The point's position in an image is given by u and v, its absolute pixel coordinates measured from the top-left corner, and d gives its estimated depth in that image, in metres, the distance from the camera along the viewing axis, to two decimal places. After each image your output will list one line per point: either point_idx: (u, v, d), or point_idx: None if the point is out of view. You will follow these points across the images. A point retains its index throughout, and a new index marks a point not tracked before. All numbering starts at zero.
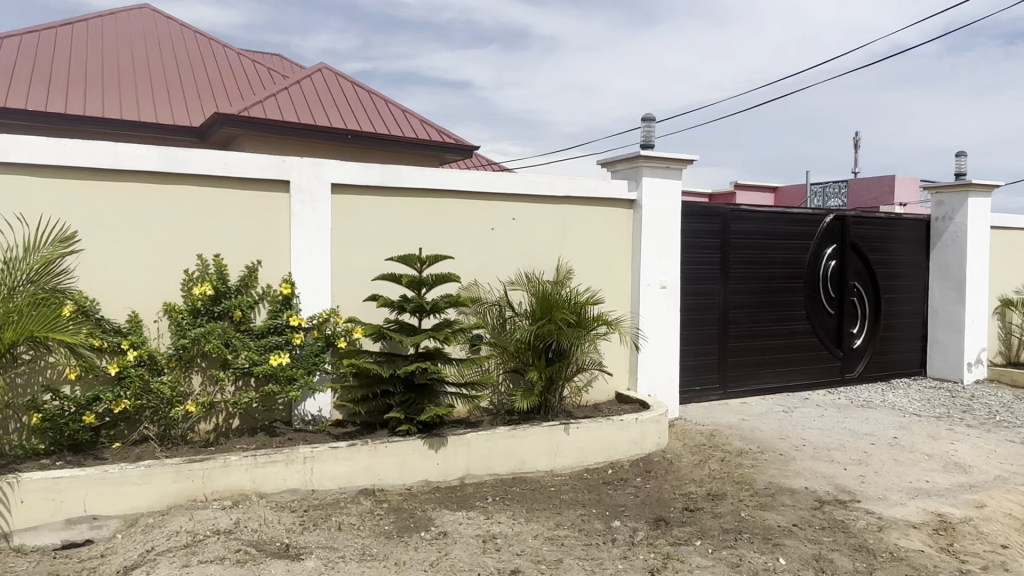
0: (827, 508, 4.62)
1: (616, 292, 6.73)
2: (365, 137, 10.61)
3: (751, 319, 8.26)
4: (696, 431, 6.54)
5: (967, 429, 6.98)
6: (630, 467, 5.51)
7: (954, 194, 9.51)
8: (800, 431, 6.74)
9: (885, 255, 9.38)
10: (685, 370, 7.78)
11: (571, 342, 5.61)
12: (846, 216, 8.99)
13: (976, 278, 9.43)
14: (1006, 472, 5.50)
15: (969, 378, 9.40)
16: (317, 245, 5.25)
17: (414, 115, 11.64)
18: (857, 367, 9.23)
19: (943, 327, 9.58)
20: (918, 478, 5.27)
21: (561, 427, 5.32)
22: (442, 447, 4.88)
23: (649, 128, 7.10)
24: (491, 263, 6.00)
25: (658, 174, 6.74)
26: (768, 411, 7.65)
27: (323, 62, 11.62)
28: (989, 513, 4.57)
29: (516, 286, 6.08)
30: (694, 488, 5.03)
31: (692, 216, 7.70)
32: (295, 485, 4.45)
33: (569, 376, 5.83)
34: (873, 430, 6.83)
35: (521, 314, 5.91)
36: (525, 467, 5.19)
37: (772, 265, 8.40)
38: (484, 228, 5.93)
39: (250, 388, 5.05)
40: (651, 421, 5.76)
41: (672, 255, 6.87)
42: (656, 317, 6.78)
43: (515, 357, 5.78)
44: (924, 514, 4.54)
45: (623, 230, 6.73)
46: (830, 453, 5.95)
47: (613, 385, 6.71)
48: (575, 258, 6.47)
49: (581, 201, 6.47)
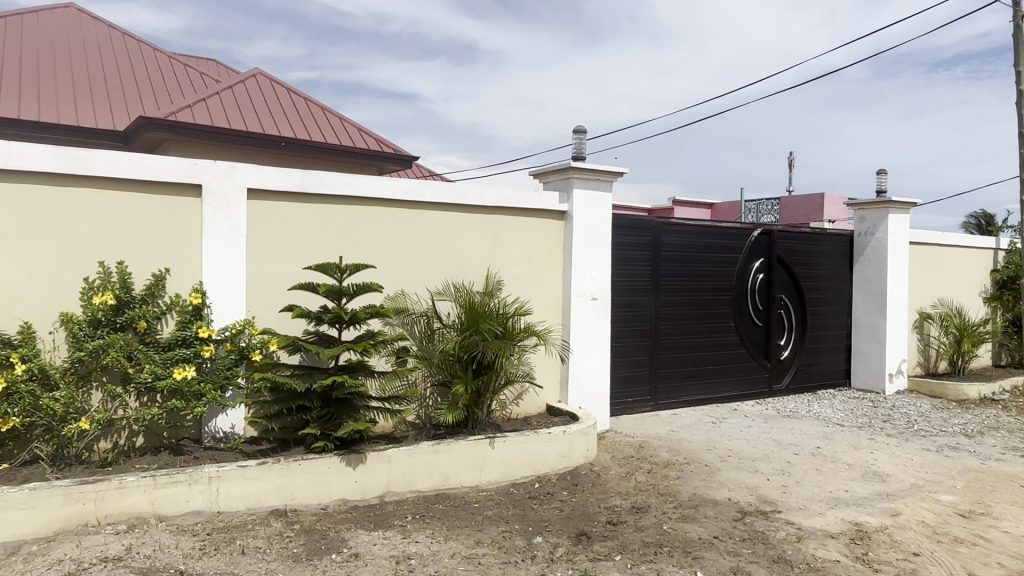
0: (748, 520, 4.62)
1: (547, 304, 6.66)
2: (298, 144, 10.35)
3: (682, 331, 8.33)
4: (625, 443, 6.52)
5: (886, 438, 7.16)
6: (558, 481, 5.42)
7: (875, 210, 9.85)
8: (726, 442, 6.79)
9: (810, 269, 9.63)
10: (617, 382, 7.78)
11: (496, 354, 5.48)
12: (773, 230, 9.20)
13: (896, 291, 9.76)
14: (921, 480, 5.65)
15: (891, 388, 9.70)
16: (231, 252, 5.00)
17: (351, 124, 11.42)
18: (784, 378, 9.42)
19: (866, 338, 9.88)
20: (838, 488, 5.35)
21: (486, 441, 5.19)
22: (360, 464, 4.68)
23: (580, 140, 7.09)
24: (418, 273, 5.84)
25: (589, 185, 6.73)
26: (697, 423, 7.70)
27: (258, 68, 11.30)
28: (903, 521, 4.64)
29: (443, 296, 5.92)
30: (619, 501, 4.98)
31: (624, 229, 7.73)
32: (199, 507, 4.19)
33: (497, 389, 5.72)
34: (797, 440, 6.94)
35: (449, 325, 5.76)
36: (450, 483, 5.02)
37: (702, 278, 8.50)
38: (411, 236, 5.77)
39: (155, 403, 4.76)
40: (579, 433, 5.69)
41: (603, 267, 6.86)
42: (587, 329, 6.75)
43: (441, 370, 5.61)
44: (842, 523, 4.59)
45: (554, 240, 6.69)
46: (754, 464, 5.99)
47: (543, 398, 6.63)
48: (505, 269, 6.37)
49: (511, 211, 6.39)
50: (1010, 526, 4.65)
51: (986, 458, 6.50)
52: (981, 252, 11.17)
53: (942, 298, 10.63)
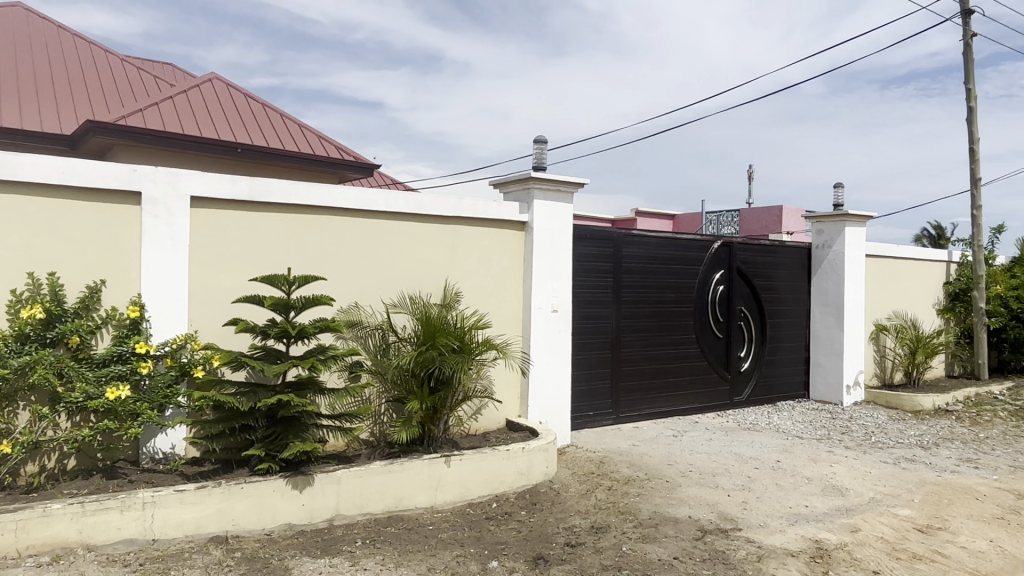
0: (709, 539, 4.53)
1: (506, 317, 6.52)
2: (254, 151, 10.06)
3: (643, 344, 8.27)
4: (586, 459, 6.40)
5: (845, 451, 7.18)
6: (516, 499, 5.27)
7: (833, 223, 9.96)
8: (687, 456, 6.73)
9: (769, 281, 9.69)
10: (578, 396, 7.66)
11: (453, 369, 5.31)
12: (733, 242, 9.23)
13: (853, 303, 9.86)
14: (879, 494, 5.64)
15: (848, 399, 9.78)
16: (172, 263, 4.75)
17: (310, 130, 11.17)
18: (744, 390, 9.43)
19: (824, 350, 9.95)
20: (798, 503, 5.30)
21: (441, 459, 5.01)
22: (308, 487, 4.47)
23: (541, 150, 6.99)
24: (373, 284, 5.64)
25: (549, 196, 6.63)
26: (658, 436, 7.63)
27: (214, 72, 11.00)
28: (863, 538, 4.60)
29: (399, 309, 5.73)
30: (578, 521, 4.85)
31: (584, 240, 7.64)
32: (131, 535, 3.92)
33: (454, 404, 5.54)
34: (757, 454, 6.90)
35: (404, 338, 5.57)
36: (403, 504, 4.83)
37: (663, 290, 8.47)
38: (365, 247, 5.58)
39: (89, 422, 4.48)
40: (538, 449, 5.55)
41: (564, 278, 6.76)
42: (547, 341, 6.62)
43: (396, 385, 5.41)
44: (802, 541, 4.53)
45: (514, 251, 6.56)
46: (715, 479, 5.93)
47: (503, 413, 6.47)
48: (463, 280, 6.21)
49: (469, 222, 6.24)
50: (967, 541, 4.63)
51: (941, 470, 6.54)
52: (934, 264, 11.39)
53: (898, 310, 10.80)
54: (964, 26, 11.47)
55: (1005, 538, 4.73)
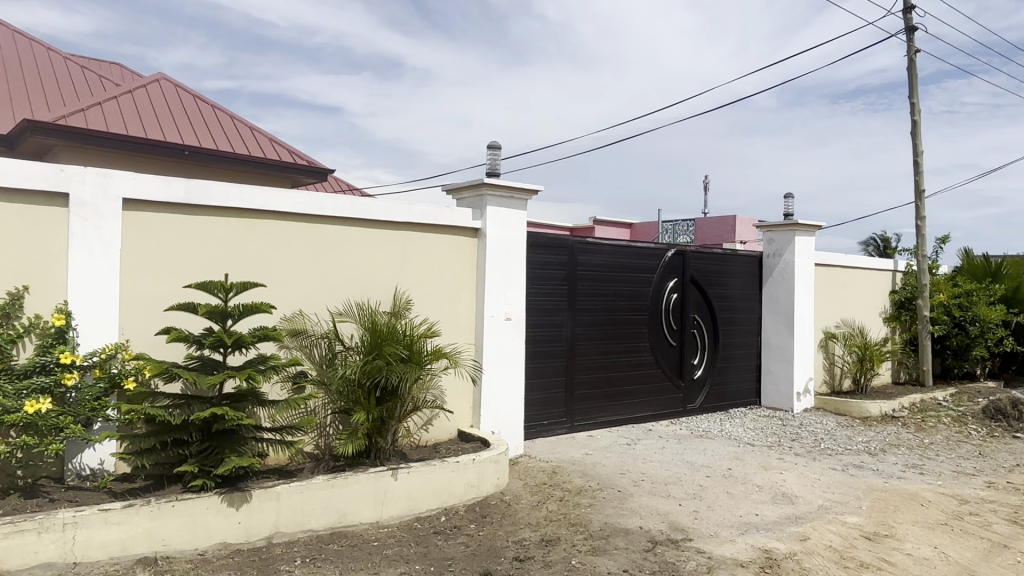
0: (659, 550, 4.47)
1: (459, 326, 6.39)
2: (202, 154, 9.74)
3: (598, 351, 8.23)
4: (538, 469, 6.31)
5: (795, 458, 7.24)
6: (466, 512, 5.13)
7: (782, 232, 10.11)
8: (640, 465, 6.69)
9: (721, 290, 9.77)
10: (532, 405, 7.57)
11: (401, 379, 5.14)
12: (686, 250, 9.29)
13: (803, 311, 10.01)
14: (828, 501, 5.67)
15: (799, 406, 9.90)
16: (101, 268, 4.50)
17: (262, 133, 10.91)
18: (698, 398, 9.47)
19: (775, 358, 10.07)
20: (748, 512, 5.29)
21: (387, 472, 4.86)
22: (245, 503, 4.28)
23: (494, 156, 6.91)
24: (318, 291, 5.46)
25: (503, 203, 6.55)
26: (612, 445, 7.59)
27: (161, 72, 10.65)
28: (811, 547, 4.60)
29: (345, 317, 5.56)
30: (528, 534, 4.74)
31: (539, 247, 7.58)
32: (50, 558, 3.68)
33: (403, 416, 5.38)
34: (709, 461, 6.90)
35: (351, 347, 5.40)
36: (348, 520, 4.66)
37: (617, 297, 8.45)
38: (310, 253, 5.41)
39: (8, 437, 4.20)
40: (489, 460, 5.44)
41: (517, 286, 6.67)
42: (500, 350, 6.52)
43: (341, 396, 5.23)
44: (751, 550, 4.50)
45: (467, 259, 6.44)
46: (666, 488, 5.89)
47: (455, 423, 6.34)
48: (413, 288, 6.06)
49: (420, 228, 6.10)
50: (912, 548, 4.67)
51: (887, 476, 6.64)
52: (881, 273, 11.66)
53: (846, 318, 11.00)
54: (907, 42, 11.83)
55: (949, 544, 4.79)
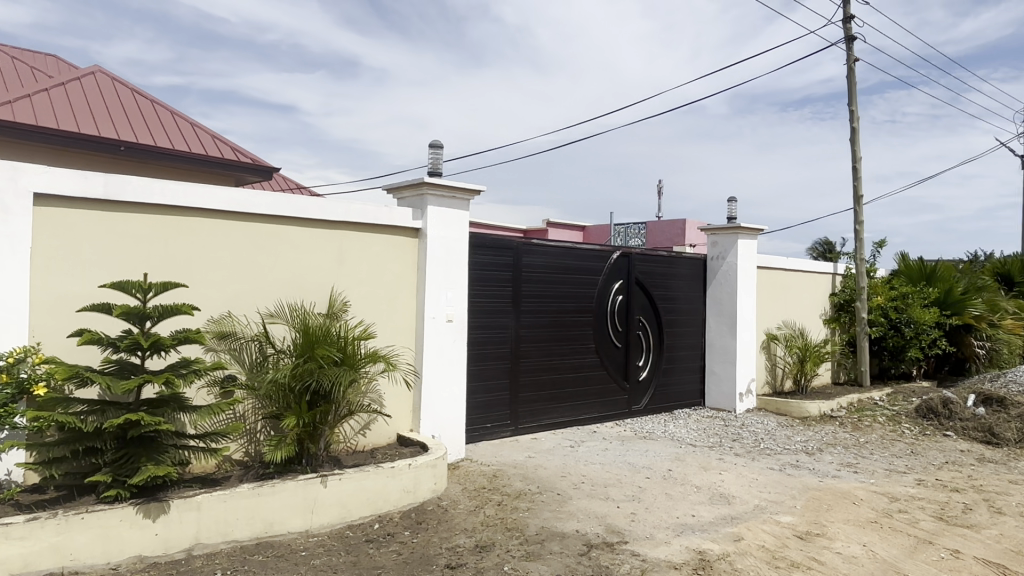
0: (594, 553, 4.44)
1: (399, 328, 6.25)
2: (139, 150, 9.38)
3: (542, 353, 8.19)
4: (478, 473, 6.22)
5: (734, 458, 7.32)
6: (400, 519, 5.00)
7: (726, 235, 10.25)
8: (582, 467, 6.66)
9: (666, 291, 9.85)
10: (475, 407, 7.47)
11: (333, 383, 4.97)
12: (631, 252, 9.34)
13: (745, 313, 10.16)
14: (763, 501, 5.73)
15: (741, 407, 10.05)
16: (9, 266, 4.23)
17: (204, 130, 10.58)
18: (643, 399, 9.52)
19: (718, 359, 10.20)
20: (685, 513, 5.30)
21: (317, 479, 4.70)
22: (162, 515, 4.08)
23: (436, 156, 6.79)
24: (248, 292, 5.27)
25: (444, 203, 6.44)
26: (555, 447, 7.55)
27: (97, 65, 10.23)
28: (745, 547, 4.62)
29: (276, 319, 5.38)
30: (462, 540, 4.65)
31: (482, 248, 7.50)
32: None
33: (336, 420, 5.22)
34: (650, 463, 6.93)
35: (283, 350, 5.23)
36: (274, 530, 4.49)
37: (562, 299, 8.44)
38: (240, 252, 5.22)
39: None
40: (425, 465, 5.33)
41: (459, 287, 6.58)
42: (441, 352, 6.41)
43: (270, 400, 5.03)
44: (685, 552, 4.50)
45: (407, 260, 6.32)
46: (606, 490, 5.87)
47: (394, 427, 6.20)
48: (351, 289, 5.90)
49: (358, 227, 5.95)
50: (842, 547, 4.74)
51: (823, 475, 6.75)
52: (821, 276, 11.94)
53: (787, 320, 11.22)
54: (847, 52, 12.16)
55: (877, 542, 4.87)
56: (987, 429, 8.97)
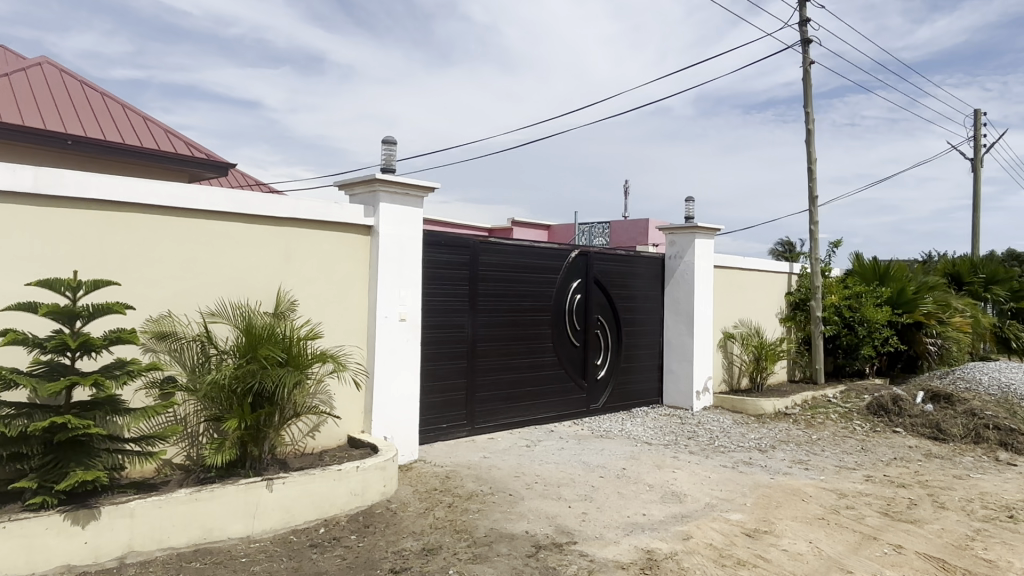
0: (542, 555, 4.39)
1: (349, 328, 6.12)
2: (89, 143, 9.05)
3: (499, 352, 8.13)
4: (431, 474, 6.13)
5: (689, 456, 7.35)
6: (347, 523, 4.89)
7: (683, 234, 10.31)
8: (536, 467, 6.62)
9: (625, 290, 9.88)
10: (430, 407, 7.38)
11: (277, 384, 4.85)
12: (589, 251, 9.33)
13: (703, 312, 10.24)
14: (714, 499, 5.76)
15: (698, 405, 10.12)
16: None
17: (157, 124, 10.29)
18: (601, 398, 9.53)
19: (676, 357, 10.27)
20: (636, 512, 5.30)
21: (260, 483, 4.57)
22: (92, 522, 3.93)
23: (389, 152, 6.68)
24: (190, 291, 5.12)
25: (397, 200, 6.33)
26: (511, 447, 7.49)
27: (44, 56, 9.87)
28: (692, 546, 4.62)
29: (218, 318, 5.22)
30: (409, 543, 4.57)
31: (438, 246, 7.40)
32: None
33: (281, 422, 5.08)
34: (604, 461, 6.92)
35: (225, 350, 5.08)
36: (213, 535, 4.35)
37: (520, 297, 8.39)
38: (181, 249, 5.05)
39: None
40: (374, 468, 5.23)
41: (412, 286, 6.49)
42: (394, 352, 6.31)
43: (212, 402, 4.88)
44: (634, 552, 4.48)
45: (359, 258, 6.20)
46: (558, 490, 5.84)
47: (344, 429, 6.07)
48: (299, 288, 5.77)
49: (307, 224, 5.82)
50: (788, 544, 4.77)
51: (774, 472, 6.82)
52: (777, 275, 12.12)
53: (744, 318, 11.35)
54: (803, 55, 12.35)
55: (822, 538, 4.92)
56: (934, 425, 9.18)
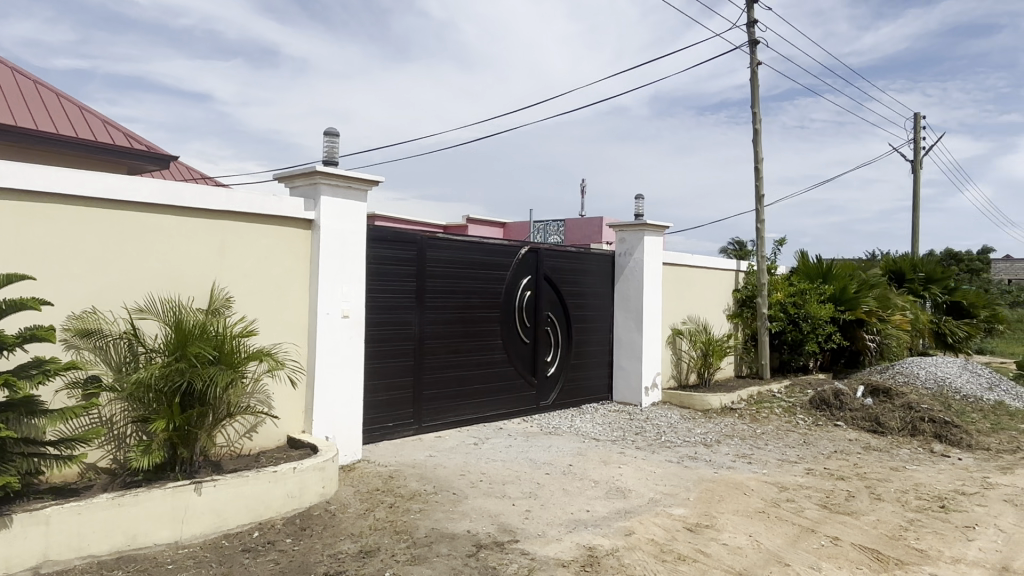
0: (482, 554, 4.32)
1: (289, 325, 5.94)
2: (12, 132, 8.53)
3: (447, 350, 8.02)
4: (374, 474, 6.00)
5: (635, 451, 7.38)
6: (283, 526, 4.73)
7: (633, 232, 10.35)
8: (482, 465, 6.55)
9: (575, 287, 9.88)
10: (376, 406, 7.23)
11: (208, 383, 4.66)
12: (539, 248, 9.29)
13: (651, 308, 10.32)
14: (658, 494, 5.78)
15: (646, 401, 10.19)
16: None
17: (93, 114, 9.87)
18: (551, 394, 9.51)
19: (625, 354, 10.32)
20: (580, 509, 5.27)
21: (190, 486, 4.39)
22: (4, 531, 3.71)
23: (331, 144, 6.50)
24: (115, 286, 4.88)
25: (338, 193, 6.17)
26: (458, 445, 7.40)
27: None
28: (634, 541, 4.61)
29: (146, 314, 5.00)
30: (347, 546, 4.44)
31: (384, 242, 7.26)
32: None
33: (214, 422, 4.89)
34: (551, 458, 6.89)
35: (154, 349, 4.86)
36: (138, 542, 4.15)
37: (469, 294, 8.30)
38: (105, 242, 4.81)
39: None
40: (312, 469, 5.07)
41: (355, 282, 6.34)
42: (336, 349, 6.16)
43: (138, 402, 4.66)
44: (576, 549, 4.45)
45: (299, 252, 6.02)
46: (503, 488, 5.78)
47: (283, 430, 5.88)
48: (234, 283, 5.56)
49: (244, 217, 5.62)
50: (728, 538, 4.81)
51: (719, 467, 6.90)
52: (725, 273, 12.30)
53: (692, 315, 11.48)
54: (750, 56, 12.55)
55: (762, 532, 4.97)
56: (873, 419, 9.42)
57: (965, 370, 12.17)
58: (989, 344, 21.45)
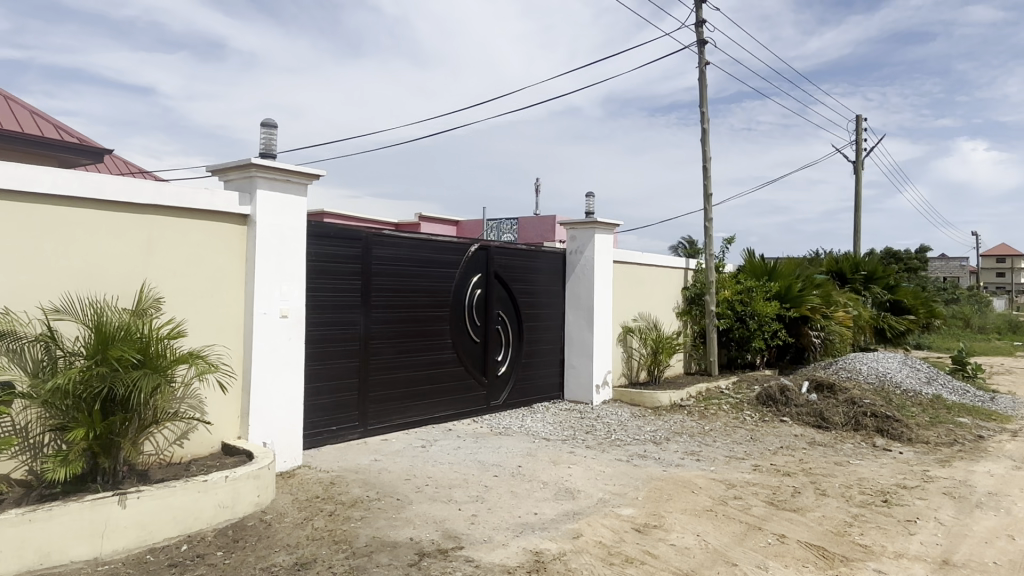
0: (425, 563, 4.16)
1: (223, 325, 5.66)
2: None
3: (394, 350, 7.82)
4: (314, 481, 5.77)
5: (585, 451, 7.31)
6: (214, 538, 4.48)
7: (583, 229, 10.30)
8: (429, 468, 6.38)
9: (526, 285, 9.77)
10: (319, 409, 6.97)
11: (131, 388, 4.38)
12: (489, 245, 9.14)
13: (602, 306, 10.30)
14: (607, 494, 5.70)
15: (597, 399, 10.15)
16: None
17: (19, 104, 9.33)
18: (501, 394, 9.38)
19: (577, 352, 10.27)
20: (527, 512, 5.15)
21: (112, 499, 4.12)
22: None
23: (269, 136, 6.23)
24: (29, 285, 4.55)
25: (276, 187, 5.91)
26: (405, 448, 7.21)
27: None
28: (582, 544, 4.52)
29: (64, 315, 4.67)
30: (281, 558, 4.22)
31: (327, 239, 7.01)
32: None
33: (138, 429, 4.60)
34: (500, 460, 6.76)
35: (72, 352, 4.55)
36: (52, 560, 3.86)
37: (417, 293, 8.11)
38: (18, 237, 4.47)
39: None
40: (246, 477, 4.82)
41: (295, 280, 6.09)
42: (274, 351, 5.90)
43: (55, 408, 4.35)
44: (522, 554, 4.33)
45: (234, 250, 5.75)
46: (450, 491, 5.63)
47: (218, 435, 5.61)
48: (163, 282, 5.27)
49: (173, 212, 5.33)
50: (676, 538, 4.75)
51: (668, 465, 6.87)
52: (675, 271, 12.38)
53: (643, 313, 11.52)
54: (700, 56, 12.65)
55: (710, 531, 4.93)
56: (818, 414, 9.58)
57: (905, 365, 12.50)
58: (927, 340, 22.14)
